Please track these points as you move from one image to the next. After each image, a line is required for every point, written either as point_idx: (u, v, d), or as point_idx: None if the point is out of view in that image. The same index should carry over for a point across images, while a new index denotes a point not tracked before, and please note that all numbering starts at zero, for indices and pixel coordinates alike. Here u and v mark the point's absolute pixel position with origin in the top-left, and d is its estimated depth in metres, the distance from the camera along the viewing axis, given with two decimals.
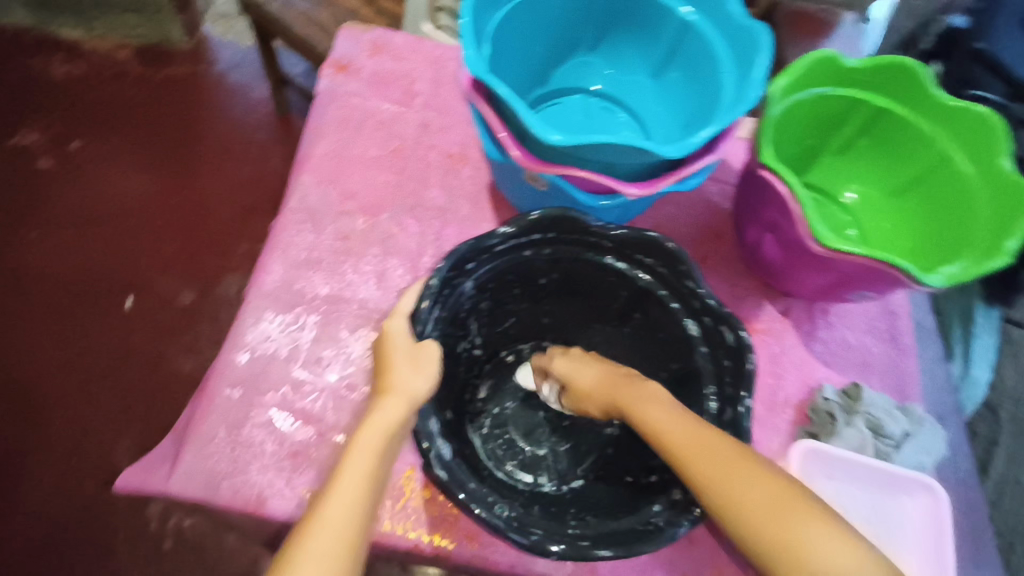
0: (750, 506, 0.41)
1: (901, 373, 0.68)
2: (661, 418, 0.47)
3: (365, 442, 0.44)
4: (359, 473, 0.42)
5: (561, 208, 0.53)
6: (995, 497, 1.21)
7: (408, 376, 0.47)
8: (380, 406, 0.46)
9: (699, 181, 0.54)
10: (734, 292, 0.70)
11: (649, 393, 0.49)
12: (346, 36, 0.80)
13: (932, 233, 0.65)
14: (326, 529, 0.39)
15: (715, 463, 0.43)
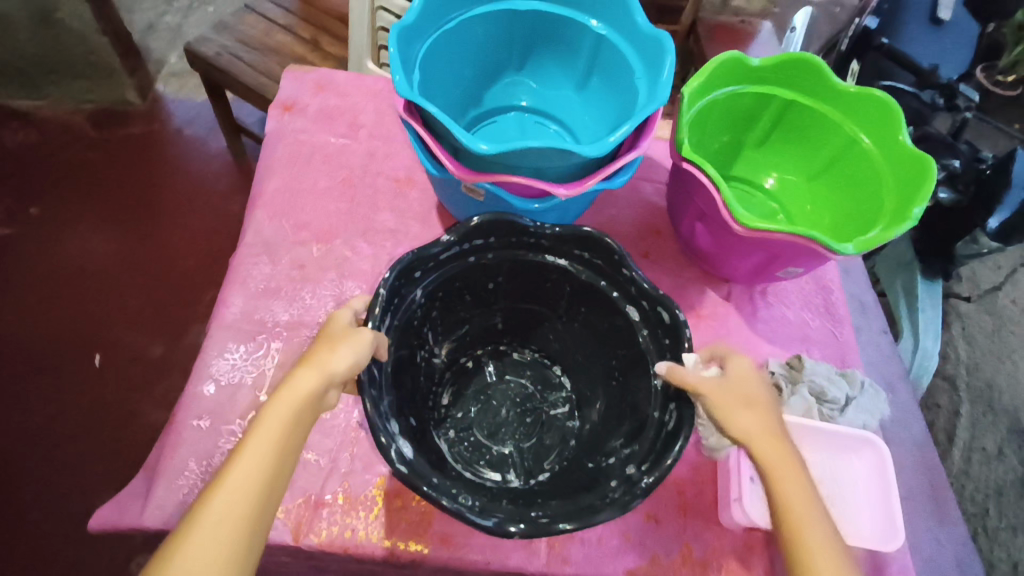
0: (794, 490, 0.47)
1: (839, 343, 0.72)
2: (760, 410, 0.51)
3: (272, 421, 0.46)
4: (267, 446, 0.44)
5: (497, 212, 0.57)
6: (965, 466, 1.17)
7: (329, 355, 0.48)
8: (295, 378, 0.48)
9: (625, 178, 0.58)
10: (677, 283, 0.74)
11: (752, 387, 0.52)
12: (289, 78, 0.84)
13: (848, 208, 0.71)
14: (228, 500, 0.42)
15: (780, 453, 0.48)
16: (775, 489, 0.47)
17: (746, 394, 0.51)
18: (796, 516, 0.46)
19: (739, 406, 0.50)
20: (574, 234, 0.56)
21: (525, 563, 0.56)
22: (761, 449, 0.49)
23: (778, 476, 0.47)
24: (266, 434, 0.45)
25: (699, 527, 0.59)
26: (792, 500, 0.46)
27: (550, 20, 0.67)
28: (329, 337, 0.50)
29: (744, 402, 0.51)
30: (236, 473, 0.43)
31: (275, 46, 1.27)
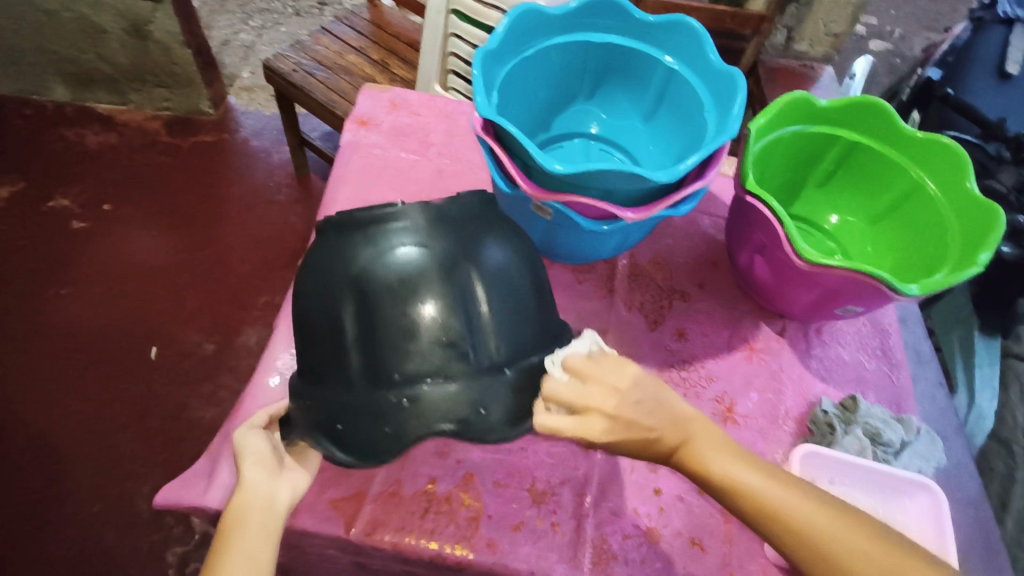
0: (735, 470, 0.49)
1: (894, 387, 0.71)
2: (653, 414, 0.51)
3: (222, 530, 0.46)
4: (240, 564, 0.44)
5: (378, 406, 0.49)
6: None
7: (262, 475, 0.50)
8: (237, 502, 0.48)
9: (690, 208, 0.59)
10: (731, 314, 0.74)
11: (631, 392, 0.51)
12: (367, 96, 0.89)
13: (912, 251, 0.71)
14: None
15: (760, 476, 0.49)
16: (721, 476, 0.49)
17: (632, 409, 0.50)
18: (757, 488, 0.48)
19: (643, 413, 0.51)
20: (421, 431, 0.48)
21: None
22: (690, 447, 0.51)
23: (714, 461, 0.50)
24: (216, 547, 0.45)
25: (745, 558, 0.59)
26: (732, 466, 0.49)
27: (624, 54, 0.70)
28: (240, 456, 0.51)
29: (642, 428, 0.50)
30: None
31: (347, 66, 1.34)
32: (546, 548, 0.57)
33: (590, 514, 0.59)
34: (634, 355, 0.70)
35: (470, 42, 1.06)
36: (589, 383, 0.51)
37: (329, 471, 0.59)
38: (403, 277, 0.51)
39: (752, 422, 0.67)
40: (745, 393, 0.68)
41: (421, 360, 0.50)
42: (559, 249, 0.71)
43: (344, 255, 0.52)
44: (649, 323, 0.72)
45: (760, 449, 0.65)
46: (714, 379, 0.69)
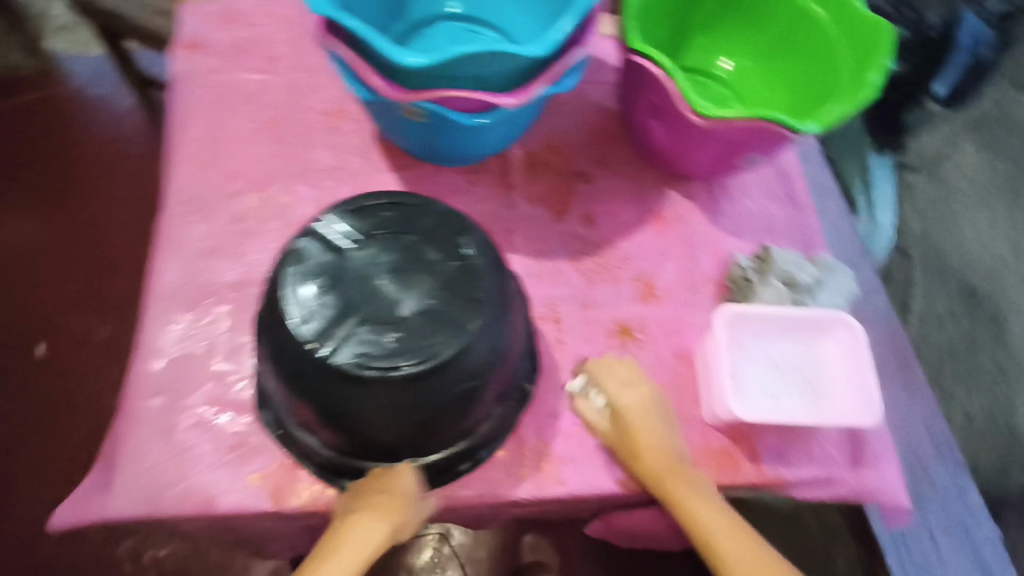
0: (694, 501, 0.52)
1: (803, 228, 0.71)
2: (658, 446, 0.54)
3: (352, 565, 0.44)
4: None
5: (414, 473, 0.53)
6: (921, 333, 1.17)
7: (406, 511, 0.48)
8: (371, 524, 0.46)
9: (575, 80, 0.53)
10: (637, 186, 0.71)
11: (660, 436, 0.54)
12: (189, 13, 0.75)
13: (807, 85, 0.68)
14: None
15: (721, 523, 0.50)
16: (677, 506, 0.52)
17: (647, 430, 0.54)
18: (703, 519, 0.51)
19: (653, 448, 0.54)
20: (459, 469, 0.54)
21: (518, 491, 0.55)
22: (672, 482, 0.53)
23: (684, 497, 0.52)
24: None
25: (684, 428, 0.59)
26: (698, 504, 0.51)
27: None
28: (413, 501, 0.49)
29: (642, 453, 0.54)
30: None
31: None
32: (490, 468, 0.56)
33: (528, 423, 0.58)
34: (546, 251, 0.66)
35: None
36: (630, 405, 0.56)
37: (242, 447, 0.54)
38: (416, 414, 0.45)
39: (673, 293, 0.65)
40: (662, 265, 0.67)
41: (457, 448, 0.52)
42: (442, 151, 0.64)
43: (348, 409, 0.44)
44: (554, 213, 0.68)
45: (684, 318, 0.64)
46: (631, 259, 0.67)
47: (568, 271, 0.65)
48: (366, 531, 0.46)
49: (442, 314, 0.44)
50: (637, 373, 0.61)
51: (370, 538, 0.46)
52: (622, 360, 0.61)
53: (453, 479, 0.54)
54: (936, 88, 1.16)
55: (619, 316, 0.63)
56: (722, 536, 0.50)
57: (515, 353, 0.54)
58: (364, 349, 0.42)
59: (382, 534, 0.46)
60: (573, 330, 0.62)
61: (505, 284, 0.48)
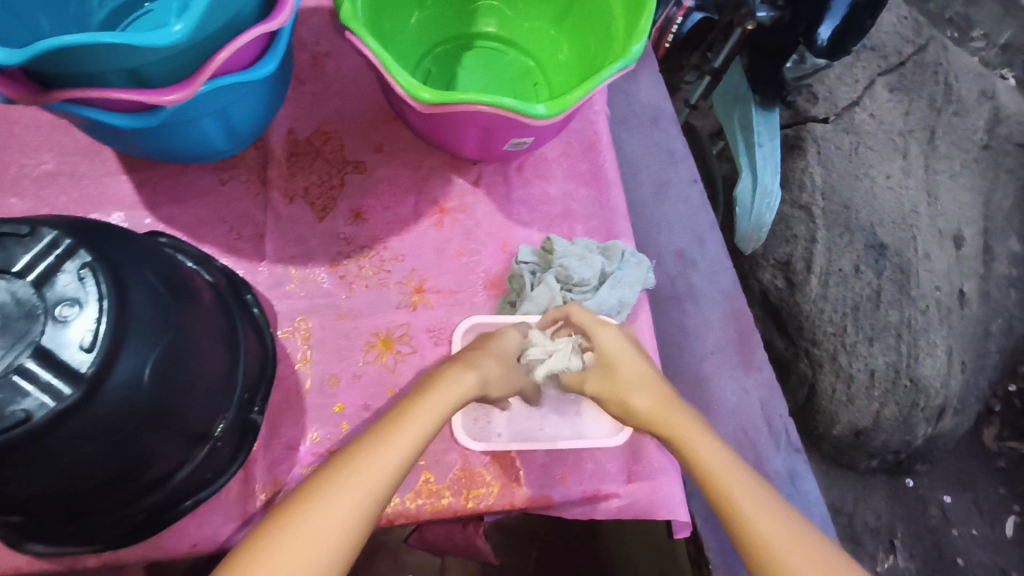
0: (705, 445, 0.46)
1: (606, 213, 0.64)
2: (635, 368, 0.51)
3: (421, 428, 0.43)
4: (412, 434, 0.43)
5: (109, 530, 0.46)
6: (822, 291, 1.07)
7: (483, 360, 0.50)
8: (451, 372, 0.48)
9: (269, 69, 0.48)
10: (416, 174, 0.63)
11: (638, 366, 0.51)
12: None
13: (592, 52, 0.60)
14: (349, 490, 0.39)
15: (712, 455, 0.45)
16: (693, 455, 0.46)
17: (625, 360, 0.51)
18: (725, 477, 0.44)
19: (645, 388, 0.50)
20: (173, 516, 0.47)
21: (236, 536, 0.49)
22: (668, 421, 0.48)
23: (699, 448, 0.46)
24: (405, 437, 0.42)
25: (443, 448, 0.53)
26: (714, 451, 0.46)
27: None
28: (507, 364, 0.51)
29: (631, 389, 0.50)
30: (360, 483, 0.39)
31: None
32: (211, 510, 0.50)
33: (260, 457, 0.51)
34: (302, 256, 0.58)
35: None
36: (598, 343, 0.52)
37: None
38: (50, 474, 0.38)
39: (445, 295, 0.59)
40: (438, 265, 0.60)
41: (154, 498, 0.45)
42: (158, 151, 0.54)
43: None
44: (317, 213, 0.60)
45: (452, 321, 0.58)
46: (401, 258, 0.59)
47: (323, 278, 0.58)
48: (456, 382, 0.47)
49: (36, 373, 0.35)
50: (392, 392, 0.55)
51: (453, 395, 0.46)
52: (377, 377, 0.55)
53: (165, 527, 0.48)
54: (820, 33, 0.87)
55: (379, 326, 0.57)
56: (738, 484, 0.44)
57: (213, 386, 0.46)
58: None
59: (473, 382, 0.48)
60: (322, 346, 0.55)
61: (153, 313, 0.41)
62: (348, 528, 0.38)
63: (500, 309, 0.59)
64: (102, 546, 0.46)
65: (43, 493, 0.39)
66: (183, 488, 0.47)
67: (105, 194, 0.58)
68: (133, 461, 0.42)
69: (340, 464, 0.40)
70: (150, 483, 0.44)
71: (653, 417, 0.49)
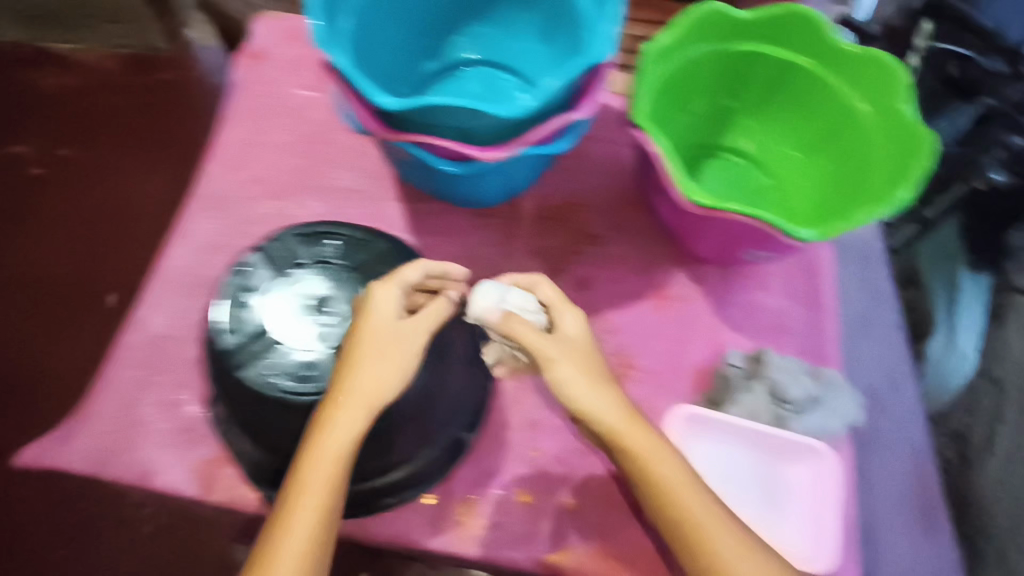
0: (666, 468, 0.45)
1: (819, 337, 0.65)
2: (580, 398, 0.45)
3: (359, 415, 0.44)
4: (337, 449, 0.43)
5: (335, 498, 0.53)
6: (1004, 471, 0.94)
7: (379, 363, 0.45)
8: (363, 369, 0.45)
9: (564, 144, 0.54)
10: (645, 260, 0.68)
11: (582, 340, 0.48)
12: (263, 26, 0.80)
13: (837, 187, 0.62)
14: (309, 496, 0.43)
15: (689, 501, 0.45)
16: (633, 462, 0.45)
17: (558, 359, 0.46)
18: (670, 489, 0.44)
19: (583, 374, 0.46)
20: (382, 504, 0.54)
21: (427, 540, 0.54)
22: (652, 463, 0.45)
23: (644, 461, 0.45)
24: (347, 418, 0.44)
25: (622, 523, 0.55)
26: (665, 468, 0.45)
27: None
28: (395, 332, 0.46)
29: (567, 373, 0.45)
30: (321, 456, 0.43)
31: None
32: (412, 509, 0.55)
33: (460, 474, 0.56)
34: None
35: None
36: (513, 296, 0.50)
37: (191, 432, 0.57)
38: None
39: (652, 376, 0.62)
40: (650, 344, 0.64)
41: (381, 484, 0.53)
42: (445, 189, 0.64)
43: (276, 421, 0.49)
44: (552, 271, 0.67)
45: (654, 404, 0.61)
46: (615, 331, 0.64)
47: None
48: (393, 360, 0.45)
49: None
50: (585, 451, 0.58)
51: (392, 367, 0.45)
52: (575, 434, 0.59)
53: (378, 511, 0.54)
54: None
55: None
56: (671, 490, 0.44)
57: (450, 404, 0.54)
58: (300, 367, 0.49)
59: (392, 382, 0.45)
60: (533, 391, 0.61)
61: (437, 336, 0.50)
62: (329, 505, 0.43)
63: (701, 403, 0.61)
64: None
65: None
66: (400, 482, 0.54)
67: (383, 216, 0.69)
68: None
69: (308, 445, 0.44)
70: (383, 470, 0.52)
71: (589, 415, 0.45)
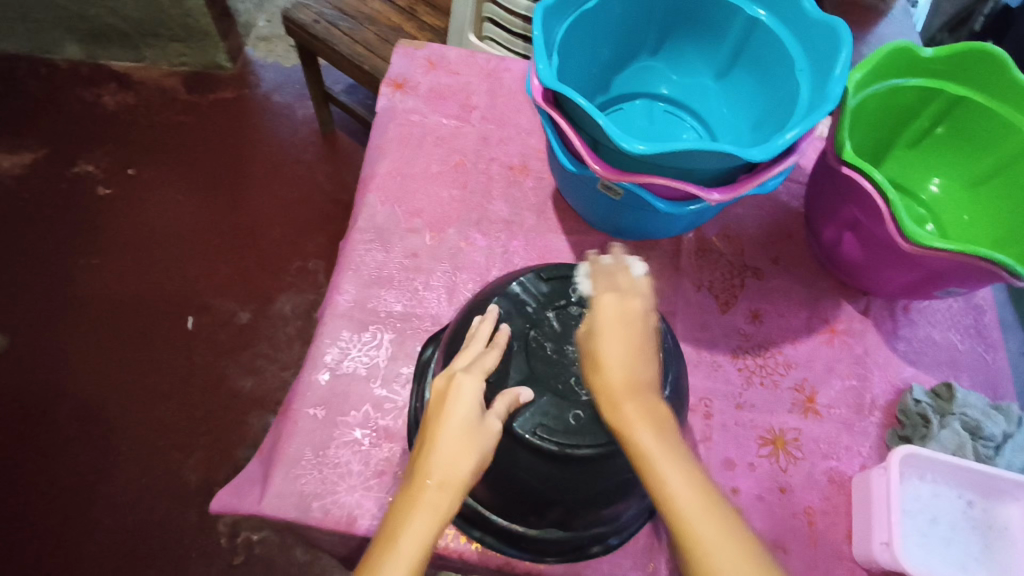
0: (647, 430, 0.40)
1: (992, 370, 0.65)
2: (619, 362, 0.43)
3: (439, 473, 0.40)
4: (431, 510, 0.39)
5: (547, 542, 0.52)
6: None
7: (459, 429, 0.42)
8: (440, 433, 0.42)
9: (778, 184, 0.51)
10: (810, 292, 0.68)
11: (629, 311, 0.46)
12: (401, 53, 0.79)
13: (1017, 221, 0.61)
14: (398, 561, 0.37)
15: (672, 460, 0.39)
16: (618, 416, 0.42)
17: (608, 313, 0.46)
18: (647, 447, 0.40)
19: (616, 338, 0.44)
20: (592, 549, 0.53)
21: None
22: (626, 401, 0.42)
23: (629, 417, 0.41)
24: (430, 506, 0.39)
25: (831, 563, 0.55)
26: (643, 427, 0.40)
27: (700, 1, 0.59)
28: (471, 398, 0.43)
29: (598, 334, 0.45)
30: (409, 521, 0.38)
31: (371, 15, 1.23)
32: (620, 554, 0.54)
33: (664, 516, 0.55)
34: (706, 340, 0.64)
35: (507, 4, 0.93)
36: (602, 265, 0.50)
37: (388, 475, 0.56)
38: (574, 487, 0.47)
39: (837, 414, 0.62)
40: (829, 380, 0.63)
41: (600, 528, 0.52)
42: (626, 223, 0.63)
43: (511, 472, 0.47)
44: (721, 305, 0.66)
45: (844, 443, 0.60)
46: (794, 366, 0.64)
47: (726, 366, 0.63)
48: (466, 425, 0.42)
49: None
50: (785, 490, 0.58)
51: (470, 442, 0.41)
52: (771, 472, 0.58)
53: (584, 560, 0.53)
54: None
55: (773, 425, 0.60)
56: (658, 455, 0.39)
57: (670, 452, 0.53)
58: (545, 420, 0.46)
59: (474, 448, 0.41)
60: (723, 430, 0.60)
61: (679, 390, 0.51)
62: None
63: (891, 440, 0.60)
64: (531, 553, 0.52)
65: (557, 493, 0.48)
66: (611, 530, 0.53)
67: (548, 248, 0.69)
68: (615, 494, 0.49)
69: (389, 537, 0.38)
70: (606, 515, 0.51)
71: (603, 372, 0.43)
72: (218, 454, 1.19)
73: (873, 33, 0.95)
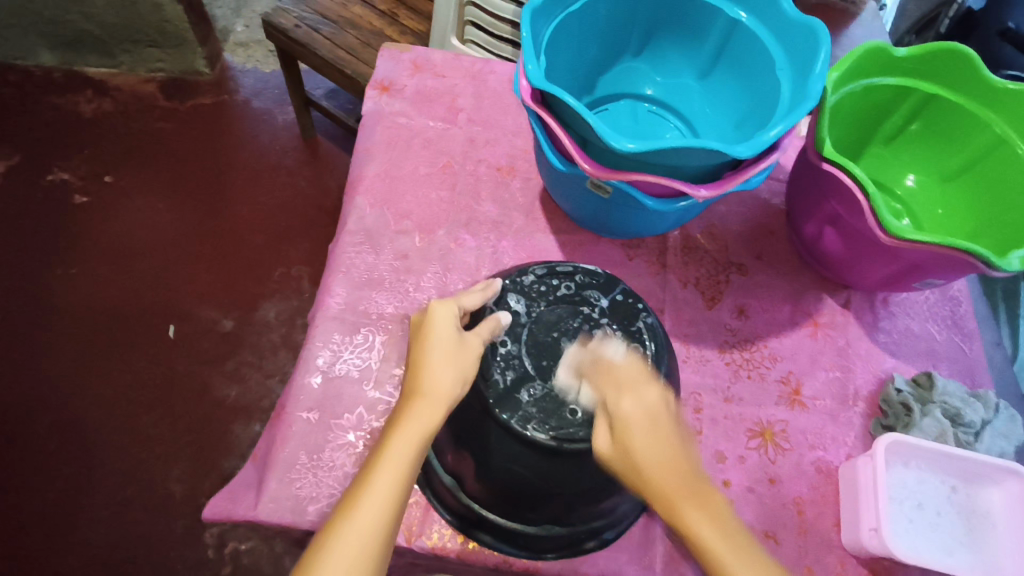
0: (706, 524, 0.39)
1: (969, 360, 0.67)
2: (664, 463, 0.41)
3: (428, 394, 0.44)
4: (419, 423, 0.43)
5: (545, 539, 0.52)
6: None
7: (440, 350, 0.46)
8: (425, 350, 0.46)
9: (761, 181, 0.52)
10: (794, 287, 0.69)
11: (652, 407, 0.44)
12: (386, 56, 0.79)
13: (989, 214, 0.63)
14: (390, 468, 0.41)
15: (736, 549, 0.38)
16: (685, 529, 0.39)
17: (632, 408, 0.44)
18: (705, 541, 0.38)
19: (652, 436, 0.42)
20: (590, 545, 0.53)
21: None
22: (683, 504, 0.40)
23: (691, 521, 0.39)
24: (422, 417, 0.43)
25: (821, 551, 0.56)
26: (706, 530, 0.39)
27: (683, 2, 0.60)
28: (448, 321, 0.47)
29: (630, 443, 0.42)
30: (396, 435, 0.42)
31: (352, 19, 1.23)
32: (615, 548, 0.54)
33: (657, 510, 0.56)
34: (695, 336, 0.66)
35: (488, 8, 0.94)
36: (590, 362, 0.48)
37: None
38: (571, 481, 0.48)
39: (823, 405, 0.63)
40: (814, 372, 0.65)
41: (596, 523, 0.53)
42: (613, 221, 0.64)
43: (509, 468, 0.48)
44: (707, 301, 0.68)
45: (830, 433, 0.62)
46: (779, 358, 0.65)
47: (714, 361, 0.64)
48: (446, 347, 0.46)
49: None
50: (774, 481, 0.59)
51: (452, 361, 0.45)
52: (760, 464, 0.59)
53: (579, 555, 0.53)
54: None
55: (761, 418, 0.62)
56: (721, 552, 0.38)
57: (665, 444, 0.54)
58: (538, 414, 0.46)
59: (457, 365, 0.45)
60: (712, 424, 0.61)
61: (671, 381, 0.52)
62: (400, 487, 0.40)
63: (874, 429, 0.62)
64: (530, 552, 0.53)
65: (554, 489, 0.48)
66: (607, 525, 0.54)
67: (537, 248, 0.69)
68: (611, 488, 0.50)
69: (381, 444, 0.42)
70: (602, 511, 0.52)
71: (649, 479, 0.41)
72: (203, 463, 1.17)
73: (846, 35, 0.98)
